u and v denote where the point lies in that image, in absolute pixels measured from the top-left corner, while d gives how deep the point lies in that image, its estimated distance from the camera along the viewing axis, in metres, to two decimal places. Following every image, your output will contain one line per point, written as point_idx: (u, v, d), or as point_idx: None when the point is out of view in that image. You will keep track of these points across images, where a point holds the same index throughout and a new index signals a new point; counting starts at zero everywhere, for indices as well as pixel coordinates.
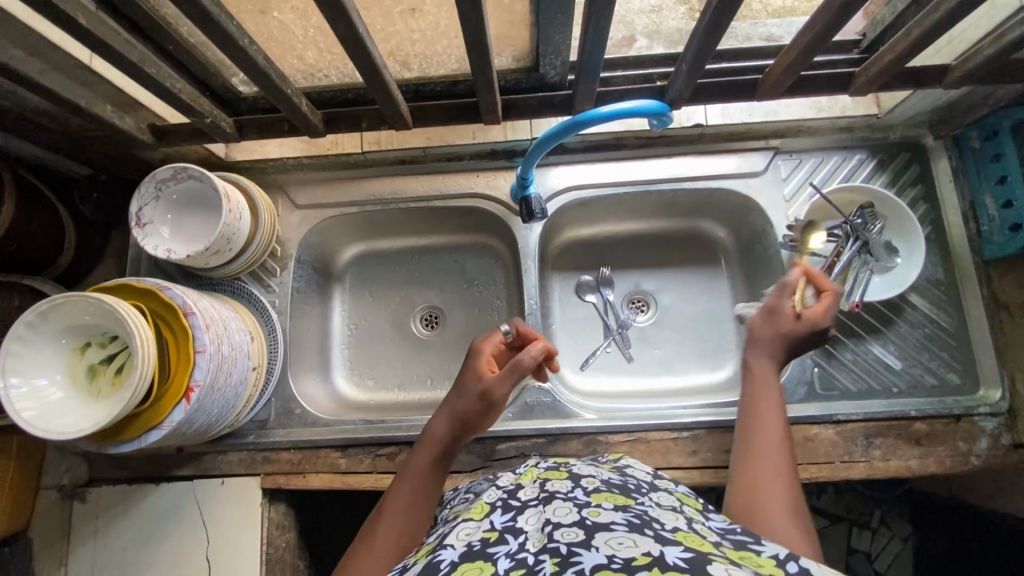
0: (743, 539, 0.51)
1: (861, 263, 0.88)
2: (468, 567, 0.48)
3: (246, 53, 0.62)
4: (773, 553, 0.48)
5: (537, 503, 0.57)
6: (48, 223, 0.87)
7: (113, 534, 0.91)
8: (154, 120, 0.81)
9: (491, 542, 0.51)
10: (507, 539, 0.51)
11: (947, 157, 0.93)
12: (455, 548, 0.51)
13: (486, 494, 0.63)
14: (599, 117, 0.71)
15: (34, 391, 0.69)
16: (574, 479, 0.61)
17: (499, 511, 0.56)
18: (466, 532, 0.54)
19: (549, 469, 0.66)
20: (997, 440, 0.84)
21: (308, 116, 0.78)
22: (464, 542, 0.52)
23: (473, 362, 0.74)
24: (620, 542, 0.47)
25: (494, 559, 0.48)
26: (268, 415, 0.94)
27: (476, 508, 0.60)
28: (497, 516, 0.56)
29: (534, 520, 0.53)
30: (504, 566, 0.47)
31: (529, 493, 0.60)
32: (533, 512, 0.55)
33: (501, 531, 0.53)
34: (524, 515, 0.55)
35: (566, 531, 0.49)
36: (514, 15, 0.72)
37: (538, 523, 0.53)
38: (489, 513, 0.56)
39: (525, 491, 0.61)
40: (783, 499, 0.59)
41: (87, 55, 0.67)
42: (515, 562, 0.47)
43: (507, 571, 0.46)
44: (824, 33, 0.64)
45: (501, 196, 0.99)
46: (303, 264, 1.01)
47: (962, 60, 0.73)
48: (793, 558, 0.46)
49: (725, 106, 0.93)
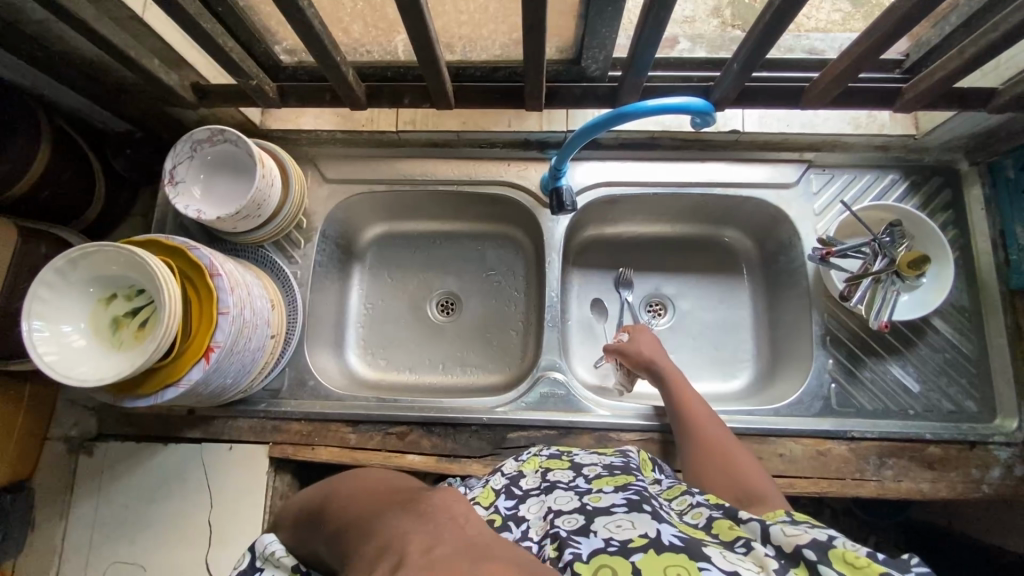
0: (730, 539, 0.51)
1: (889, 282, 0.86)
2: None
3: (303, 15, 0.62)
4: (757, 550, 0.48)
5: (539, 492, 0.60)
6: (80, 174, 0.88)
7: (117, 490, 0.91)
8: (197, 79, 0.82)
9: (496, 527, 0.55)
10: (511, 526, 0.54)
11: (980, 184, 0.92)
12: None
13: (491, 480, 0.66)
14: (643, 110, 0.71)
15: (57, 337, 0.69)
16: (575, 469, 0.65)
17: (504, 498, 0.60)
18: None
19: (551, 458, 0.70)
20: (1010, 470, 0.84)
21: (352, 88, 0.78)
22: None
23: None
24: (618, 525, 0.49)
25: None
26: (281, 384, 0.94)
27: (483, 492, 0.63)
28: (501, 502, 0.59)
29: (536, 509, 0.56)
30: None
31: (531, 482, 0.63)
32: (535, 501, 0.58)
33: (504, 517, 0.56)
34: (526, 503, 0.58)
35: (567, 518, 0.51)
36: (565, 5, 0.72)
37: (539, 512, 0.55)
38: (495, 500, 0.60)
39: (527, 479, 0.64)
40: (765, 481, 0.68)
41: (141, 7, 0.67)
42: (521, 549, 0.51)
43: None
44: (878, 43, 0.65)
45: (530, 186, 0.99)
46: (327, 238, 1.01)
47: (1011, 85, 0.73)
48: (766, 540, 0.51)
49: (762, 114, 0.93)
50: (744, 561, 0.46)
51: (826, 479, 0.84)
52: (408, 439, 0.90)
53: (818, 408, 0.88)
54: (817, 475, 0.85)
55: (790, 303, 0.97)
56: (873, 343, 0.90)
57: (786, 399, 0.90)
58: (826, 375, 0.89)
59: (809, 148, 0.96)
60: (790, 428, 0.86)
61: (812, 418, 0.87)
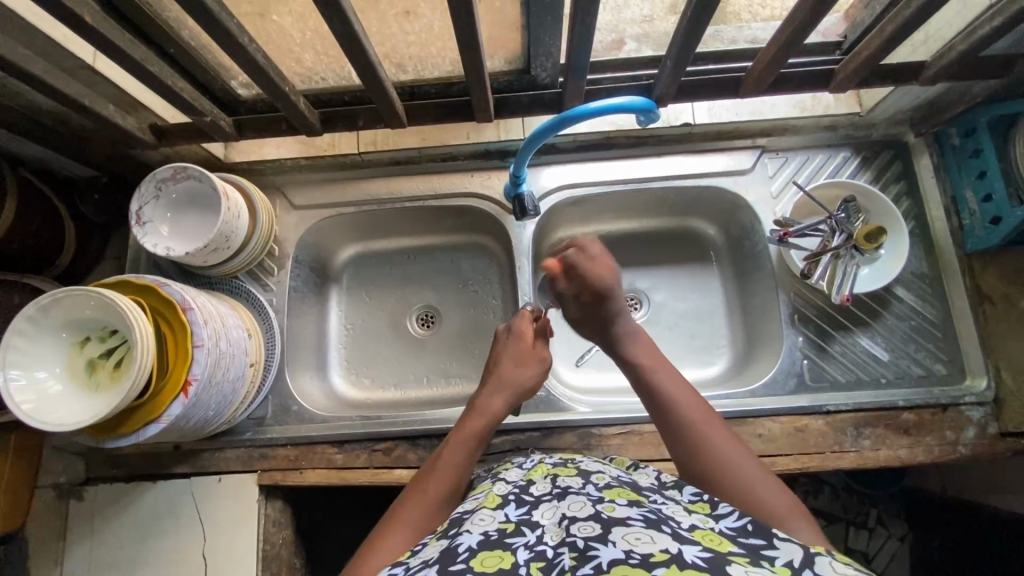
0: (755, 545, 0.50)
1: (849, 256, 0.90)
2: (487, 555, 0.50)
3: (245, 50, 0.64)
4: (787, 562, 0.47)
5: (551, 498, 0.59)
6: (50, 222, 0.89)
7: (109, 532, 0.91)
8: (156, 120, 0.85)
9: (508, 533, 0.53)
10: (524, 530, 0.53)
11: (928, 154, 0.95)
12: (473, 535, 0.53)
13: (497, 487, 0.65)
14: (589, 113, 0.73)
15: (33, 383, 0.70)
16: (585, 476, 0.63)
17: (513, 504, 0.58)
18: (483, 520, 0.56)
19: (558, 465, 0.68)
20: (984, 429, 0.86)
21: (306, 115, 0.80)
22: (481, 530, 0.54)
23: (474, 415, 0.76)
24: (638, 537, 0.48)
25: (513, 549, 0.51)
26: (265, 412, 0.95)
27: (489, 498, 0.62)
28: (512, 508, 0.58)
29: (550, 514, 0.55)
30: (524, 557, 0.50)
31: (542, 488, 0.62)
32: (548, 506, 0.57)
33: (517, 522, 0.55)
34: (540, 509, 0.57)
35: (583, 525, 0.51)
36: (506, 18, 0.75)
37: (554, 517, 0.55)
38: (504, 505, 0.59)
39: (538, 486, 0.63)
40: (737, 458, 0.65)
41: (91, 56, 0.70)
42: (534, 553, 0.50)
43: (527, 562, 0.49)
44: (800, 29, 0.67)
45: (495, 195, 1.01)
46: (301, 264, 1.03)
47: (937, 56, 0.77)
48: (808, 565, 0.47)
49: (712, 106, 0.96)
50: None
51: (805, 455, 0.86)
52: (395, 454, 0.92)
53: (793, 385, 0.90)
54: (796, 451, 0.86)
55: (761, 288, 0.99)
56: (840, 317, 0.92)
57: (761, 379, 0.92)
58: (797, 352, 0.91)
59: (762, 133, 0.98)
60: (767, 408, 0.88)
61: (787, 396, 0.89)
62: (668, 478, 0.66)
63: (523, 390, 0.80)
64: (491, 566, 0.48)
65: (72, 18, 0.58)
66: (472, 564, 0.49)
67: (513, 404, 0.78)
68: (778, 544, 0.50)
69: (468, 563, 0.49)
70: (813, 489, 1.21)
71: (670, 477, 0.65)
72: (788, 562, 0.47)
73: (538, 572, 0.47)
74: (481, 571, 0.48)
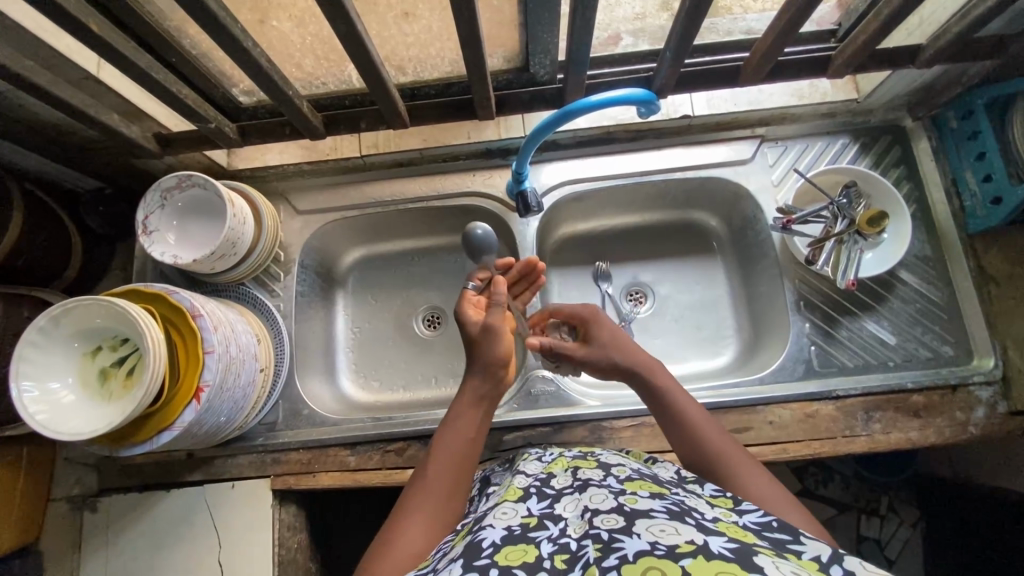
0: (782, 540, 0.49)
1: (853, 241, 0.89)
2: (510, 549, 0.50)
3: (249, 54, 0.65)
4: (815, 557, 0.46)
5: (572, 491, 0.59)
6: (58, 235, 0.90)
7: (124, 542, 0.91)
8: (160, 130, 0.85)
9: (532, 527, 0.53)
10: (547, 524, 0.53)
11: (926, 137, 0.96)
12: (496, 530, 0.53)
13: (517, 480, 0.65)
14: (590, 106, 0.73)
15: (47, 395, 0.70)
16: (604, 468, 0.63)
17: (535, 498, 0.59)
18: (506, 515, 0.56)
19: (577, 458, 0.69)
20: (993, 409, 0.86)
21: (309, 118, 0.81)
22: (504, 525, 0.54)
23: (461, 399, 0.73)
24: (663, 529, 0.47)
25: (537, 542, 0.51)
26: (276, 417, 0.95)
27: (509, 491, 0.62)
28: (534, 502, 0.58)
29: (572, 507, 0.55)
30: (548, 550, 0.49)
31: (563, 481, 0.62)
32: (570, 499, 0.57)
33: (540, 517, 0.55)
34: (561, 502, 0.57)
35: (606, 517, 0.51)
36: (503, 17, 0.76)
37: (576, 510, 0.54)
38: (526, 499, 0.59)
39: (558, 479, 0.63)
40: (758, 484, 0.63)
41: (95, 67, 0.71)
42: (557, 546, 0.50)
43: (551, 555, 0.49)
44: (795, 17, 0.68)
45: (497, 194, 1.02)
46: (307, 269, 1.03)
47: (932, 40, 0.78)
48: (837, 561, 0.45)
49: (710, 96, 0.97)
50: (801, 571, 0.43)
51: (816, 441, 0.86)
52: (407, 454, 0.92)
53: (802, 371, 0.90)
54: (807, 437, 0.87)
55: (766, 277, 0.99)
56: (845, 302, 0.93)
57: (770, 367, 0.92)
58: (805, 339, 0.92)
59: (760, 123, 0.99)
60: (776, 396, 0.89)
61: (796, 382, 0.90)
62: (686, 472, 0.65)
63: (500, 358, 0.73)
64: (516, 560, 0.48)
65: (77, 27, 0.58)
66: (496, 558, 0.49)
67: (495, 377, 0.74)
68: (806, 540, 0.49)
69: (493, 558, 0.49)
70: (824, 477, 1.21)
71: (688, 473, 0.65)
72: (817, 558, 0.46)
73: (563, 564, 0.47)
74: (506, 565, 0.48)
